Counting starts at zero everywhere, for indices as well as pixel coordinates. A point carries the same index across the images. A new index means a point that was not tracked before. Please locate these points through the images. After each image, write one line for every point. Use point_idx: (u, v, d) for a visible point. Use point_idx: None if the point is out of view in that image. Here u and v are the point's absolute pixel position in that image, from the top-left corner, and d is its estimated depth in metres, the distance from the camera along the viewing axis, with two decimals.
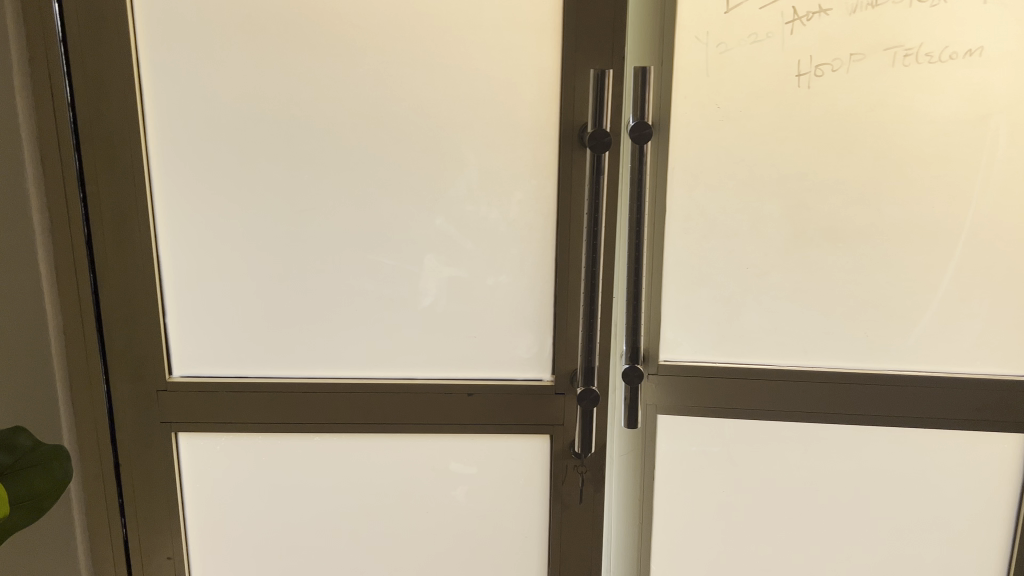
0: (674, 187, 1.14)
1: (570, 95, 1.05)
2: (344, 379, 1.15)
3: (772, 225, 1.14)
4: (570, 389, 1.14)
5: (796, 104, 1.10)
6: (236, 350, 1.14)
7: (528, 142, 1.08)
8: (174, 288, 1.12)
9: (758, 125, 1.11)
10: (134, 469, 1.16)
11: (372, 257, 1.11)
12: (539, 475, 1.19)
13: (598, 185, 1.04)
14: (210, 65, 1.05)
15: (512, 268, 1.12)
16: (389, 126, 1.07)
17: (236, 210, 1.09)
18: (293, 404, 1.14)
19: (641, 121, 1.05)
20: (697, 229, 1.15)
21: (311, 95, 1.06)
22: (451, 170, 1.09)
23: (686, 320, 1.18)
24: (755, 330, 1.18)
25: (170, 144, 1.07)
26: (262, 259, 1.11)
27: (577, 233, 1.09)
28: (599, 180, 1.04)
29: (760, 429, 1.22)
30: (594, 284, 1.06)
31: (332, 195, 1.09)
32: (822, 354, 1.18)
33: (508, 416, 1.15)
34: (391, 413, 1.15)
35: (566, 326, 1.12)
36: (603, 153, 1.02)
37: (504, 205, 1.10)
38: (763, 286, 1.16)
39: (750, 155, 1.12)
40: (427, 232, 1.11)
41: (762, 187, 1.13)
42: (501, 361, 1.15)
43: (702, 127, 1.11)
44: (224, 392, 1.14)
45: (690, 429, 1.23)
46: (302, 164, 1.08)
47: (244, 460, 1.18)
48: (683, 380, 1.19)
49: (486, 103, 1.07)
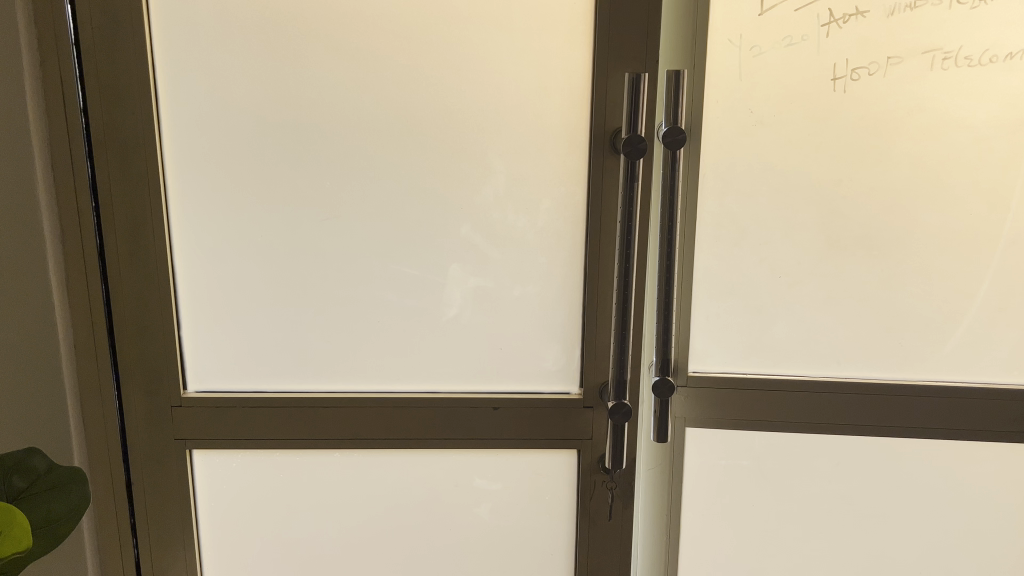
0: (705, 194, 1.11)
1: (601, 100, 1.02)
2: (366, 393, 1.11)
3: (806, 232, 1.11)
4: (599, 403, 1.10)
5: (831, 109, 1.07)
6: (253, 364, 1.10)
7: (557, 148, 1.05)
8: (189, 299, 1.08)
9: (791, 130, 1.08)
10: (147, 487, 1.12)
11: (395, 267, 1.08)
12: (566, 491, 1.16)
13: (632, 194, 1.00)
14: (228, 69, 1.01)
15: (540, 277, 1.08)
16: (414, 132, 1.04)
17: (255, 219, 1.05)
18: (312, 420, 1.11)
19: (675, 126, 1.02)
20: (728, 237, 1.12)
21: (334, 100, 1.02)
22: (477, 176, 1.05)
23: (717, 331, 1.16)
24: (787, 340, 1.15)
25: (186, 150, 1.03)
26: (281, 270, 1.07)
27: (607, 241, 1.06)
28: (634, 188, 1.00)
29: (791, 443, 1.19)
30: (626, 294, 1.03)
31: (355, 204, 1.05)
32: (856, 365, 1.15)
33: (536, 430, 1.11)
34: (414, 429, 1.11)
35: (595, 337, 1.08)
36: (638, 159, 0.98)
37: (531, 213, 1.06)
38: (795, 295, 1.13)
39: (783, 161, 1.09)
40: (452, 240, 1.07)
41: (795, 194, 1.10)
42: (528, 374, 1.11)
43: (734, 133, 1.09)
44: (242, 407, 1.10)
45: (719, 442, 1.20)
46: (322, 171, 1.04)
47: (261, 477, 1.14)
48: (713, 392, 1.16)
49: (514, 109, 1.04)
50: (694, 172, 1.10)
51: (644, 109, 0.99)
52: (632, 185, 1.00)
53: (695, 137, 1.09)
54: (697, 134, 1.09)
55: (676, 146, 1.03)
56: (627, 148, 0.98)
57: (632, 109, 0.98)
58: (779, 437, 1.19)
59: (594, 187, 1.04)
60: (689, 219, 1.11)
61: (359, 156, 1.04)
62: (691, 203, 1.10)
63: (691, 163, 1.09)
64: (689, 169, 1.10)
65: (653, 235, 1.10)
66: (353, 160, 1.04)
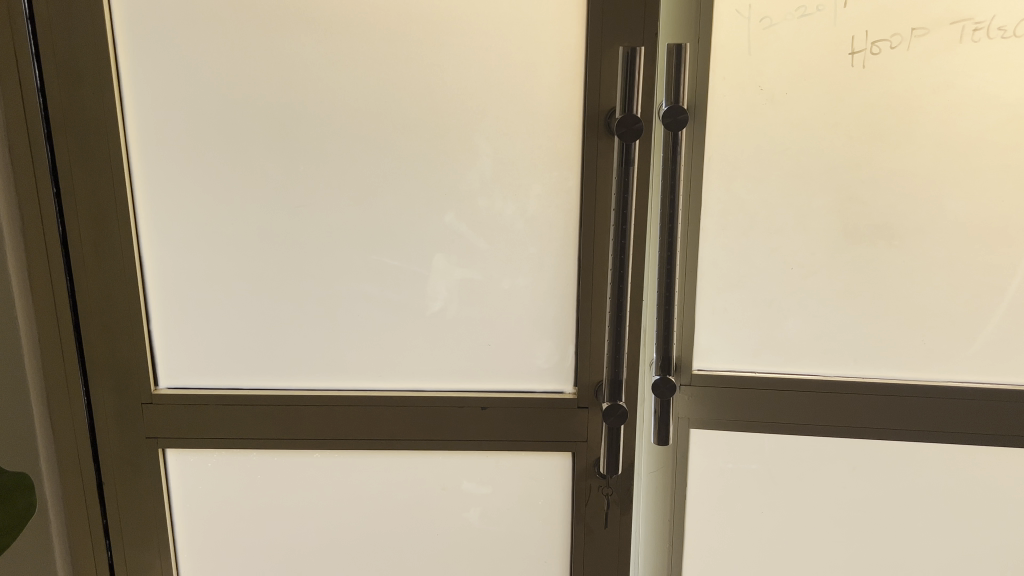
0: (710, 179, 1.03)
1: (595, 78, 0.94)
2: (347, 391, 1.05)
3: (820, 221, 1.03)
4: (594, 403, 1.03)
5: (848, 86, 0.98)
6: (227, 360, 1.04)
7: (548, 130, 0.97)
8: (159, 292, 1.02)
9: (804, 110, 1.00)
10: (119, 488, 1.06)
11: (376, 258, 1.01)
12: (560, 495, 1.09)
13: (628, 180, 0.92)
14: (194, 45, 0.94)
15: (531, 270, 1.01)
16: (394, 112, 0.96)
17: (226, 207, 0.99)
18: (289, 419, 1.04)
19: (675, 105, 0.94)
20: (735, 226, 1.04)
21: (308, 79, 0.95)
22: (462, 162, 0.98)
23: (724, 328, 1.08)
24: (800, 337, 1.07)
25: (152, 134, 0.97)
26: (255, 261, 1.01)
27: (603, 230, 0.98)
28: (630, 173, 0.92)
29: (803, 446, 1.11)
30: (622, 288, 0.96)
31: (332, 192, 0.99)
32: (874, 364, 1.06)
33: (526, 432, 1.04)
34: (397, 429, 1.05)
35: (590, 334, 1.01)
36: (632, 142, 0.91)
37: (521, 201, 0.99)
38: (809, 289, 1.05)
39: (795, 144, 1.01)
40: (437, 230, 1.00)
41: (808, 180, 1.02)
42: (519, 372, 1.04)
43: (742, 113, 1.01)
44: (216, 405, 1.04)
45: (725, 445, 1.12)
46: (297, 156, 0.98)
47: (239, 479, 1.08)
48: (719, 392, 1.09)
49: (501, 87, 0.96)
50: (700, 154, 1.02)
51: (640, 86, 0.91)
52: (627, 169, 0.92)
53: (700, 117, 1.00)
54: (702, 115, 1.00)
55: (677, 127, 0.95)
56: (620, 130, 0.90)
57: (626, 87, 0.90)
58: (791, 440, 1.11)
59: (588, 173, 0.96)
60: (693, 206, 1.03)
61: (335, 140, 0.97)
62: (695, 189, 1.02)
63: (694, 145, 1.01)
64: (693, 151, 1.01)
65: (655, 223, 1.02)
66: (329, 144, 0.97)
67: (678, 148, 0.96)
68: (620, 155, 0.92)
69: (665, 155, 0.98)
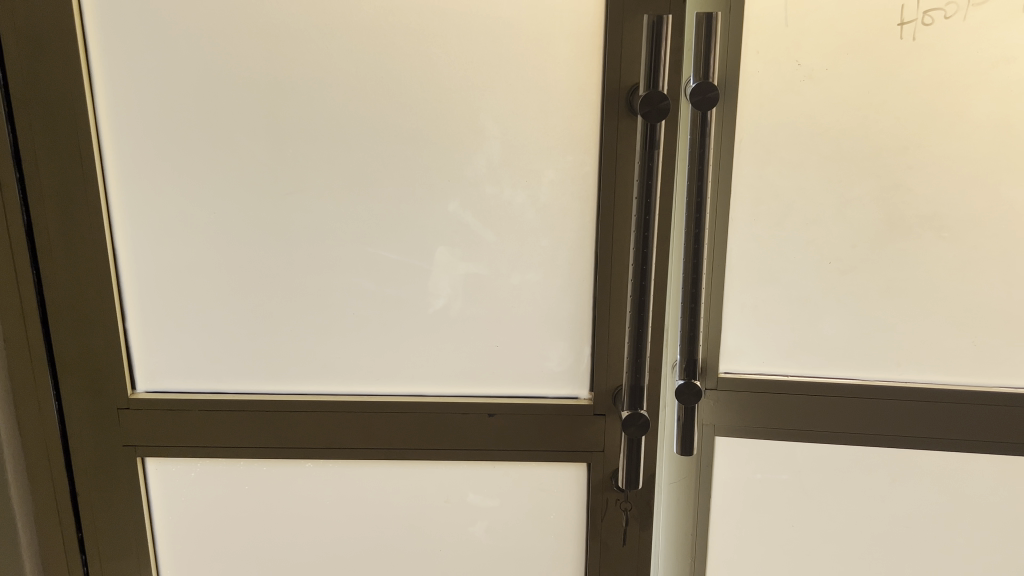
0: (740, 164, 0.94)
1: (615, 51, 0.84)
2: (341, 396, 0.96)
3: (861, 211, 0.93)
4: (612, 410, 0.94)
5: (896, 61, 0.89)
6: (211, 361, 0.95)
7: (562, 109, 0.88)
8: (135, 287, 0.93)
9: (846, 87, 0.90)
10: (94, 500, 0.98)
11: (373, 251, 0.92)
12: (574, 509, 1.00)
13: (653, 165, 0.83)
14: (171, 15, 0.85)
15: (543, 264, 0.92)
16: (392, 89, 0.87)
17: (207, 194, 0.90)
18: (279, 426, 0.96)
19: (705, 82, 0.84)
20: (767, 217, 0.95)
21: (296, 53, 0.86)
22: (467, 145, 0.89)
23: (753, 327, 0.98)
24: (837, 338, 0.97)
25: (124, 112, 0.88)
26: (240, 255, 0.92)
27: (624, 221, 0.89)
28: (655, 157, 0.83)
29: (839, 456, 1.02)
30: (644, 285, 0.87)
31: (323, 177, 0.89)
32: (918, 367, 0.97)
33: (537, 441, 0.95)
34: (395, 437, 0.96)
35: (608, 334, 0.92)
36: (659, 123, 0.81)
37: (533, 188, 0.90)
38: (847, 286, 0.96)
39: (836, 125, 0.91)
40: (439, 220, 0.91)
41: (850, 165, 0.92)
42: (529, 376, 0.95)
43: (777, 91, 0.91)
44: (198, 411, 0.95)
45: (753, 454, 1.03)
46: (284, 137, 0.88)
47: (224, 490, 1.00)
48: (749, 397, 0.99)
49: (510, 62, 0.86)
50: (731, 136, 0.92)
51: (667, 60, 0.81)
52: (653, 151, 0.82)
53: (730, 94, 0.91)
54: (733, 93, 0.91)
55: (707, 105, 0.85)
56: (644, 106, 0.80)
57: (652, 60, 0.80)
58: (825, 449, 1.02)
59: (607, 157, 0.87)
60: (722, 195, 0.94)
61: (328, 121, 0.88)
62: (724, 175, 0.93)
63: (724, 126, 0.92)
64: (722, 133, 0.92)
65: (679, 211, 0.93)
66: (321, 126, 0.88)
67: (706, 128, 0.87)
68: (644, 136, 0.82)
69: (691, 137, 0.89)
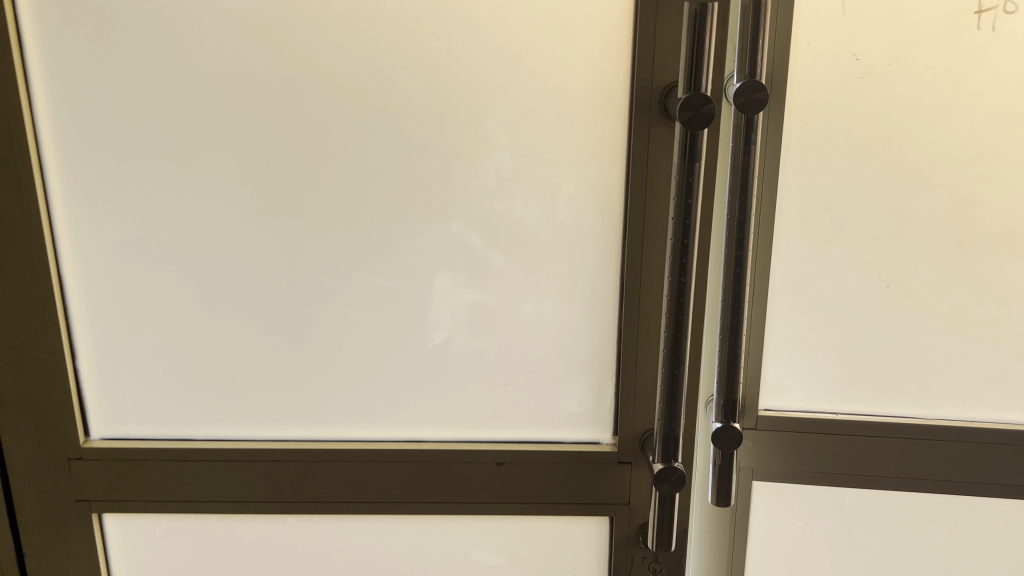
0: (786, 174, 0.82)
1: (648, 45, 0.71)
2: (327, 442, 0.83)
3: (924, 227, 0.81)
4: (639, 457, 0.82)
5: (972, 56, 0.76)
6: (177, 404, 0.83)
7: (584, 113, 0.75)
8: (84, 319, 0.80)
9: (912, 86, 0.78)
10: (44, 561, 0.85)
11: (362, 277, 0.79)
12: (594, 565, 0.88)
13: (694, 181, 0.70)
14: (121, 4, 0.72)
15: (561, 291, 0.79)
16: (386, 89, 0.74)
17: (168, 211, 0.77)
18: (256, 477, 0.83)
19: (754, 81, 0.71)
20: (817, 234, 0.83)
21: (274, 47, 0.73)
22: (471, 155, 0.76)
23: (798, 357, 0.87)
24: (893, 370, 0.86)
25: (67, 115, 0.74)
26: (210, 282, 0.79)
27: (656, 243, 0.76)
28: (696, 173, 0.70)
29: (893, 503, 0.90)
30: (682, 318, 0.74)
31: (304, 193, 0.77)
32: (985, 405, 0.85)
33: (554, 492, 0.83)
34: (390, 489, 0.83)
35: (636, 372, 0.80)
36: (700, 131, 0.68)
37: (549, 204, 0.77)
38: (907, 312, 0.84)
39: (899, 129, 0.79)
40: (440, 242, 0.78)
41: (914, 175, 0.80)
42: (544, 418, 0.83)
43: (832, 90, 0.78)
44: (162, 461, 0.82)
45: (796, 499, 0.91)
46: (258, 145, 0.76)
47: (195, 546, 0.87)
48: (792, 437, 0.88)
49: (523, 57, 0.74)
50: (778, 142, 0.80)
51: (710, 57, 0.68)
52: (693, 168, 0.69)
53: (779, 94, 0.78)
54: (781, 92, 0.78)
55: (755, 109, 0.72)
56: (686, 112, 0.67)
57: (694, 57, 0.67)
58: (877, 495, 0.90)
59: (637, 170, 0.74)
60: (767, 209, 0.81)
61: (312, 126, 0.75)
62: (769, 188, 0.81)
63: (771, 131, 0.79)
64: (768, 139, 0.79)
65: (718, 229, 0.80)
66: (304, 132, 0.75)
67: (752, 136, 0.74)
68: (684, 148, 0.69)
69: (734, 145, 0.76)
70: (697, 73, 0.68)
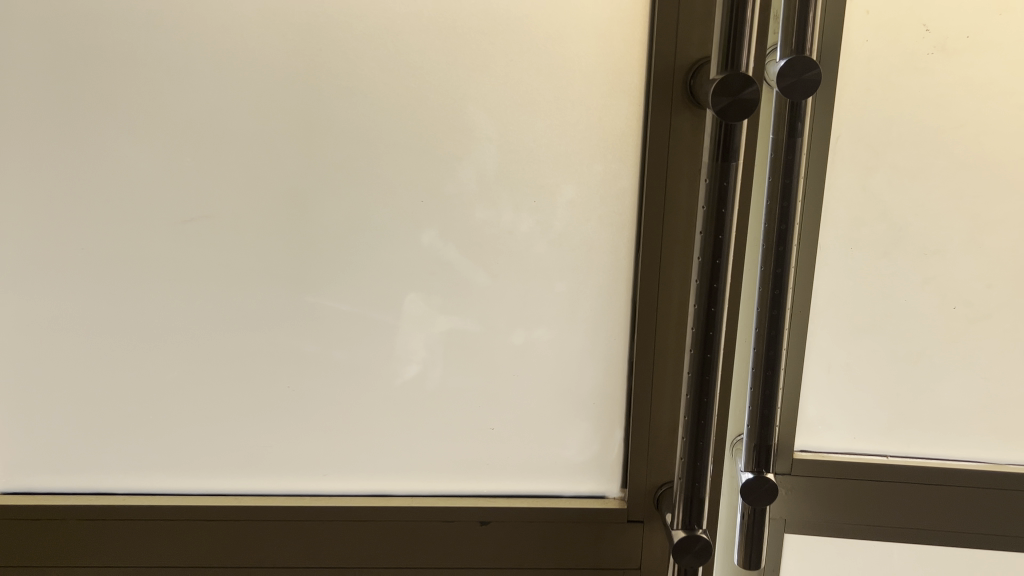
0: (835, 172, 0.67)
1: (673, 11, 0.56)
2: (274, 496, 0.68)
3: (1000, 237, 0.68)
4: (653, 515, 0.68)
5: None
6: (87, 451, 0.67)
7: (590, 98, 0.60)
8: None
9: (992, 65, 0.63)
10: None
11: (312, 300, 0.64)
12: None
13: (730, 185, 0.55)
14: None
15: (560, 316, 0.65)
16: (350, 70, 0.59)
17: (68, 214, 0.62)
18: (185, 539, 0.67)
19: (804, 59, 0.56)
20: (871, 242, 0.68)
21: (197, 13, 0.58)
22: (447, 150, 0.61)
23: (844, 389, 0.73)
24: (955, 404, 0.72)
25: None
26: (129, 306, 0.64)
27: (681, 259, 0.62)
28: (733, 174, 0.55)
29: (948, 558, 0.76)
30: (708, 357, 0.59)
31: (237, 195, 0.62)
32: None
33: (550, 557, 0.68)
34: (350, 554, 0.68)
35: (651, 416, 0.65)
36: (736, 123, 0.52)
37: (546, 211, 0.63)
38: (975, 337, 0.70)
39: (975, 119, 0.65)
40: (410, 256, 0.63)
41: (989, 174, 0.66)
42: (538, 466, 0.69)
43: (895, 69, 0.64)
44: (70, 521, 0.67)
45: (834, 555, 0.77)
46: (180, 135, 0.61)
47: None
48: (833, 486, 0.73)
49: (515, 27, 0.58)
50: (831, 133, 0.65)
51: (751, 28, 0.52)
52: (728, 167, 0.54)
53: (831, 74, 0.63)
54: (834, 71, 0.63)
55: (803, 93, 0.57)
56: (718, 96, 0.51)
57: (733, 27, 0.52)
58: (931, 550, 0.76)
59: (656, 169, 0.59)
60: (812, 214, 0.67)
61: (262, 117, 0.60)
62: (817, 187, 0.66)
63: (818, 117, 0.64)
64: (815, 128, 0.64)
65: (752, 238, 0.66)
66: (252, 124, 0.60)
67: (799, 126, 0.59)
68: (717, 142, 0.54)
69: (776, 136, 0.61)
70: (736, 48, 0.52)
